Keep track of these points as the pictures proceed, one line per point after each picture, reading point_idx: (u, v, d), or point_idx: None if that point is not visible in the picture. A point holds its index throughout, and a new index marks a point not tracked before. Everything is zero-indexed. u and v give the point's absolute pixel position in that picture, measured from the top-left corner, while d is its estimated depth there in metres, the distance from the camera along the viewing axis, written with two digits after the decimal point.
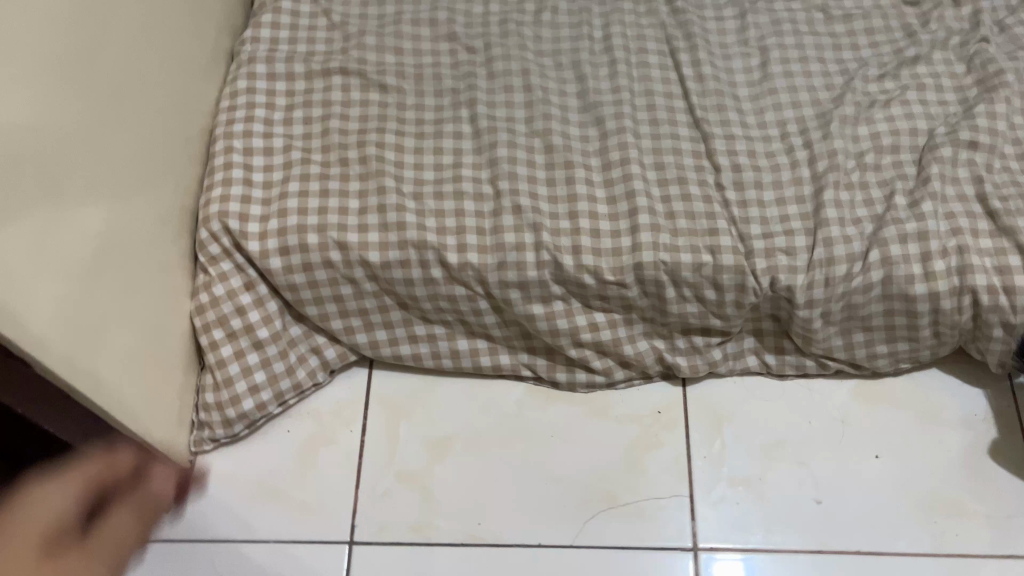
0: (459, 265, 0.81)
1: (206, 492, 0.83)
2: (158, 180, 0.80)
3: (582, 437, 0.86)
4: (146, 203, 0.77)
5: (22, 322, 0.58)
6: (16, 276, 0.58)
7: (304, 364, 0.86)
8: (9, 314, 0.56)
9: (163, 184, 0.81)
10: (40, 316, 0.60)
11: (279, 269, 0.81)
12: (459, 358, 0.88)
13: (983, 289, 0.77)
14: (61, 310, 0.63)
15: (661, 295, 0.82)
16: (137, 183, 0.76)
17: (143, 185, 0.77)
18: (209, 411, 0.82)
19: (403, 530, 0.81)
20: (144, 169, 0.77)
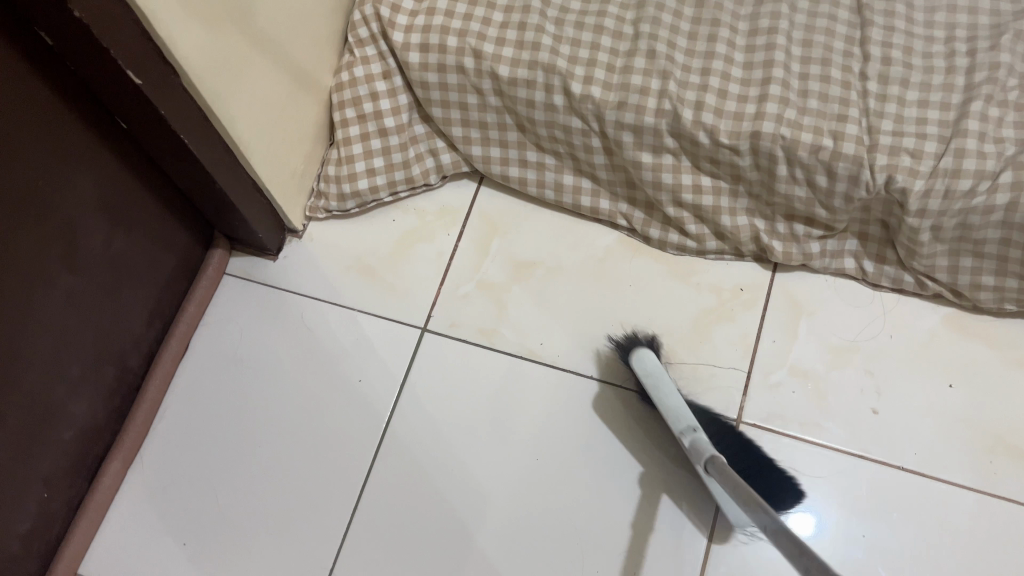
0: (581, 96, 0.83)
1: (312, 254, 0.93)
2: None
3: (658, 292, 0.88)
4: None
5: (191, 36, 0.66)
6: None
7: (420, 162, 0.93)
8: (181, 26, 0.64)
9: None
10: (207, 36, 0.68)
11: (416, 64, 0.87)
12: (561, 193, 0.91)
13: None
14: (224, 38, 0.71)
15: (772, 170, 0.80)
16: None
17: None
18: (328, 183, 0.92)
19: (471, 330, 0.89)
20: None
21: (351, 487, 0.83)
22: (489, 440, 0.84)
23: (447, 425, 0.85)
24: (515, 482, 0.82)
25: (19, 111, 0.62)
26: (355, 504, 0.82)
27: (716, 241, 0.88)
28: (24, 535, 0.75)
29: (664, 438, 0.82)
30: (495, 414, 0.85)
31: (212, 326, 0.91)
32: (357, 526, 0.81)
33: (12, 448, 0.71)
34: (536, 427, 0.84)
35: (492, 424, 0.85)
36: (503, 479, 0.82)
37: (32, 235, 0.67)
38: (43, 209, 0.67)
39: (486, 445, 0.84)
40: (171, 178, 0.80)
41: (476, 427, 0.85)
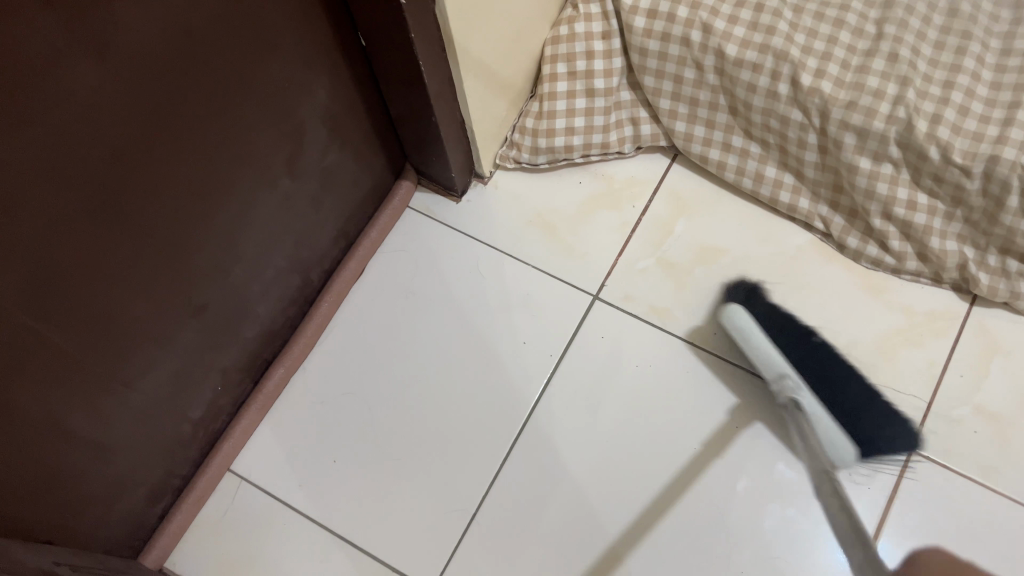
0: (810, 89, 0.79)
1: (496, 202, 0.94)
2: None
3: (845, 302, 0.86)
4: None
5: None
6: None
7: (619, 129, 0.92)
8: None
9: None
10: None
11: (640, 29, 0.84)
12: (760, 183, 0.89)
13: None
14: None
15: (1001, 199, 0.76)
16: None
17: None
18: (524, 134, 0.92)
19: (644, 306, 0.87)
20: None
21: (503, 438, 0.83)
22: (646, 418, 0.82)
23: (607, 396, 0.84)
24: (669, 465, 0.80)
25: (286, 18, 0.63)
26: (504, 455, 0.82)
27: (917, 262, 0.84)
28: (195, 420, 0.79)
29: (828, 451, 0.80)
30: (656, 394, 0.83)
31: (390, 255, 0.92)
32: (504, 478, 0.81)
33: (204, 335, 0.74)
34: (697, 415, 0.82)
35: (652, 404, 0.83)
36: (656, 458, 0.81)
37: (267, 137, 0.69)
38: (281, 114, 0.69)
39: (644, 424, 0.82)
40: (386, 103, 0.82)
41: (636, 402, 0.83)
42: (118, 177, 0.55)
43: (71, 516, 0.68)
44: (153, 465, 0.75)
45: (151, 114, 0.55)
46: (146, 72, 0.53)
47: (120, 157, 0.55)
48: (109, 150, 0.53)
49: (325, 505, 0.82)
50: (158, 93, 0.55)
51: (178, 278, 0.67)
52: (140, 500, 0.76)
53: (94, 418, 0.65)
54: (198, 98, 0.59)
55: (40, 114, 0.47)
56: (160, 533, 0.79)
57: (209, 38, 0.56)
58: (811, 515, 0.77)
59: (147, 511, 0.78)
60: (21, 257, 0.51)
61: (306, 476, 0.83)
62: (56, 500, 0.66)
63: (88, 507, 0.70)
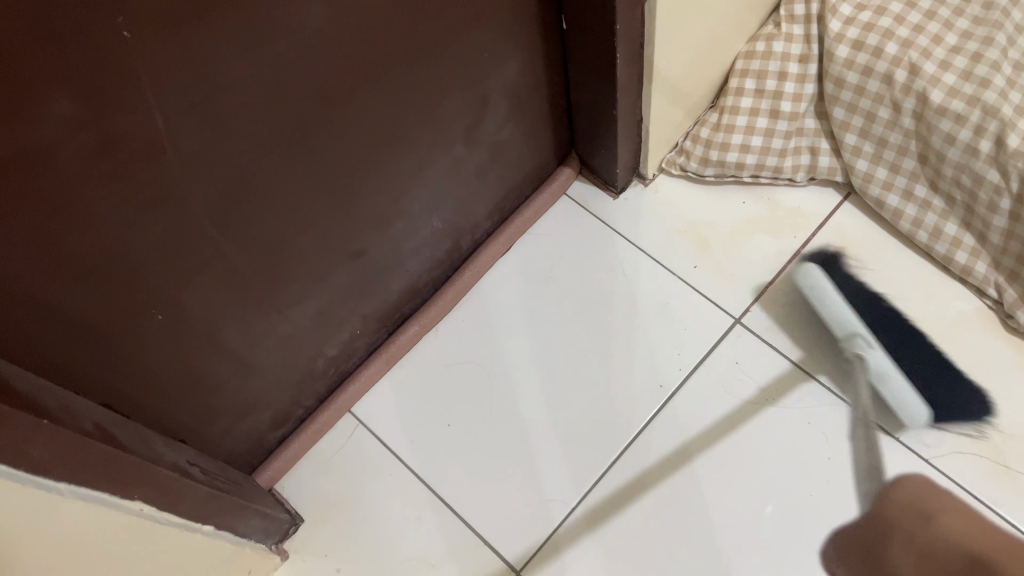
0: (1015, 151, 0.74)
1: (651, 206, 0.93)
2: None
3: (1002, 382, 0.80)
4: None
5: None
6: None
7: (795, 155, 0.89)
8: None
9: None
10: None
11: (841, 58, 0.82)
12: (935, 239, 0.84)
13: None
14: None
15: None
16: None
17: None
18: (696, 143, 0.91)
19: (785, 341, 0.85)
20: None
21: (614, 441, 0.82)
22: (765, 453, 0.80)
23: (729, 420, 0.82)
24: (779, 505, 0.77)
25: None
26: (613, 458, 0.81)
27: None
28: (330, 357, 0.82)
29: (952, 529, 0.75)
30: (781, 431, 0.80)
31: (536, 238, 0.93)
32: (608, 480, 0.80)
33: (357, 279, 0.77)
34: (820, 465, 0.79)
35: (774, 440, 0.80)
36: (767, 495, 0.78)
37: (456, 101, 0.71)
38: (472, 82, 0.70)
39: (762, 458, 0.80)
40: (570, 89, 0.82)
41: (757, 435, 0.81)
42: (320, 114, 0.58)
43: (205, 422, 0.72)
44: (283, 391, 0.79)
45: (362, 59, 0.58)
46: (367, 17, 0.55)
47: (326, 95, 0.57)
48: (318, 87, 0.56)
49: (428, 464, 0.83)
50: (368, 41, 0.57)
51: (346, 217, 0.69)
52: (266, 421, 0.80)
53: (247, 335, 0.69)
54: (405, 53, 0.61)
55: (271, 40, 0.49)
56: (276, 456, 0.83)
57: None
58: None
59: (269, 433, 0.81)
60: (223, 171, 0.54)
61: (417, 433, 0.85)
62: (199, 404, 0.69)
63: (223, 416, 0.74)
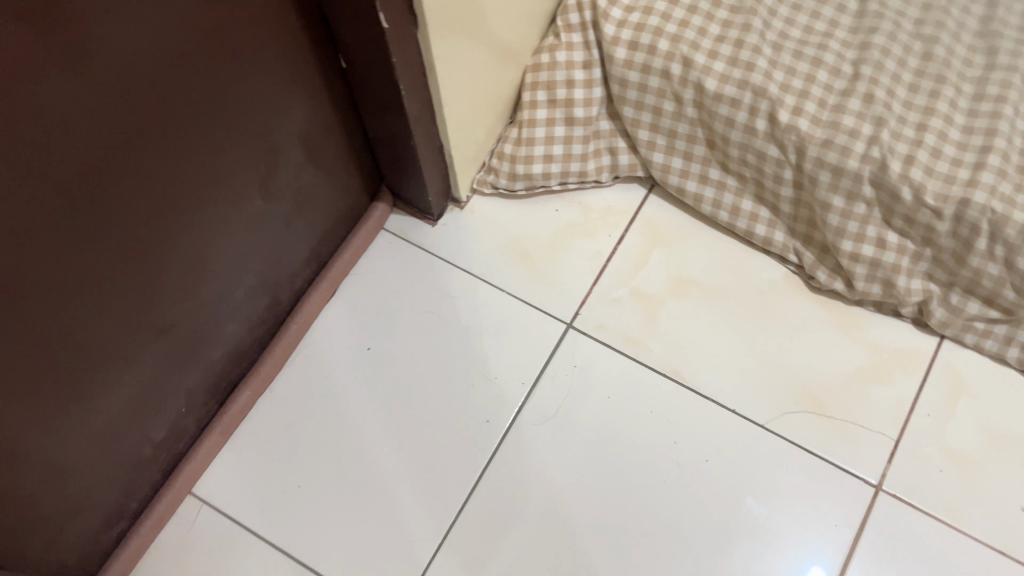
0: (788, 125, 0.80)
1: (468, 226, 0.93)
2: None
3: (814, 338, 0.86)
4: None
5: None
6: None
7: (597, 158, 0.92)
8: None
9: None
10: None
11: (621, 60, 0.85)
12: (736, 217, 0.89)
13: None
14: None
15: (970, 241, 0.77)
16: None
17: None
18: (502, 159, 0.91)
19: (617, 337, 0.87)
20: None
21: (472, 463, 0.82)
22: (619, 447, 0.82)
23: (578, 425, 0.83)
24: (642, 494, 0.80)
25: (262, 40, 0.62)
26: (472, 483, 0.81)
27: (880, 292, 0.84)
28: (157, 442, 0.77)
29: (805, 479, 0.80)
30: (628, 424, 0.83)
31: (360, 277, 0.91)
32: (471, 505, 0.80)
33: (171, 355, 0.72)
34: (671, 448, 0.81)
35: (624, 433, 0.82)
36: (629, 488, 0.80)
37: (243, 157, 0.68)
38: (258, 136, 0.68)
39: (616, 454, 0.82)
40: (364, 125, 0.81)
41: (606, 433, 0.82)
42: (89, 196, 0.54)
43: (21, 543, 0.66)
44: (110, 488, 0.73)
45: (128, 133, 0.54)
46: (125, 90, 0.52)
47: (93, 178, 0.53)
48: (78, 172, 0.52)
49: (284, 530, 0.80)
50: (128, 116, 0.53)
51: (143, 297, 0.65)
52: (96, 523, 0.74)
53: (56, 440, 0.64)
54: (177, 118, 0.58)
55: (13, 136, 0.46)
56: (115, 556, 0.77)
57: (182, 61, 0.55)
58: (782, 555, 0.77)
59: (103, 535, 0.75)
60: None
61: (270, 502, 0.81)
62: (12, 526, 0.63)
63: (44, 530, 0.67)
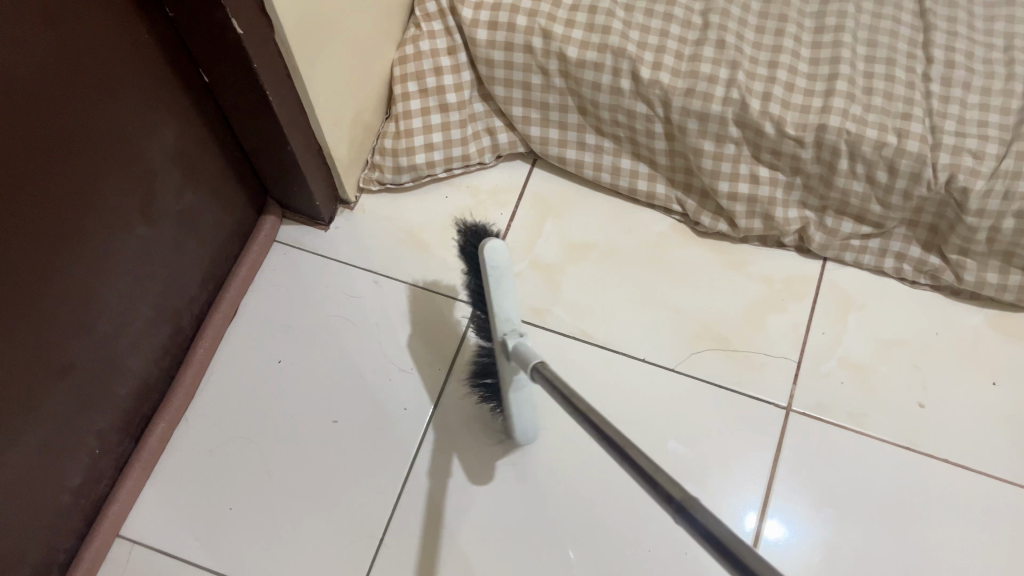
0: (650, 81, 0.84)
1: (361, 226, 0.93)
2: None
3: (709, 280, 0.90)
4: None
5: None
6: None
7: (477, 140, 0.93)
8: None
9: None
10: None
11: (483, 41, 0.87)
12: (618, 176, 0.92)
13: None
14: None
15: (833, 163, 0.82)
16: None
17: None
18: (384, 155, 0.91)
19: (524, 309, 0.89)
20: None
21: (402, 455, 0.82)
22: (545, 417, 0.84)
23: (501, 401, 0.84)
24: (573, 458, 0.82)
25: (117, 63, 0.61)
26: (404, 475, 0.81)
27: (761, 226, 0.88)
28: (75, 488, 0.74)
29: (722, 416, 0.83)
30: (549, 393, 0.85)
31: (261, 293, 0.90)
32: (406, 498, 0.80)
33: (74, 397, 0.70)
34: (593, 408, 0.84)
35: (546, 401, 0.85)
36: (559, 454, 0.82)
37: (118, 183, 0.66)
38: (130, 161, 0.67)
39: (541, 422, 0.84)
40: (239, 139, 0.80)
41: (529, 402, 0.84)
42: None
43: None
44: (31, 544, 0.71)
45: None
46: None
47: None
48: None
49: (222, 556, 0.78)
50: None
51: (35, 340, 0.63)
52: None
53: None
54: (42, 149, 0.56)
55: None
56: None
57: (35, 93, 0.54)
58: (716, 491, 0.80)
59: None
60: None
61: (203, 531, 0.79)
62: None
63: None
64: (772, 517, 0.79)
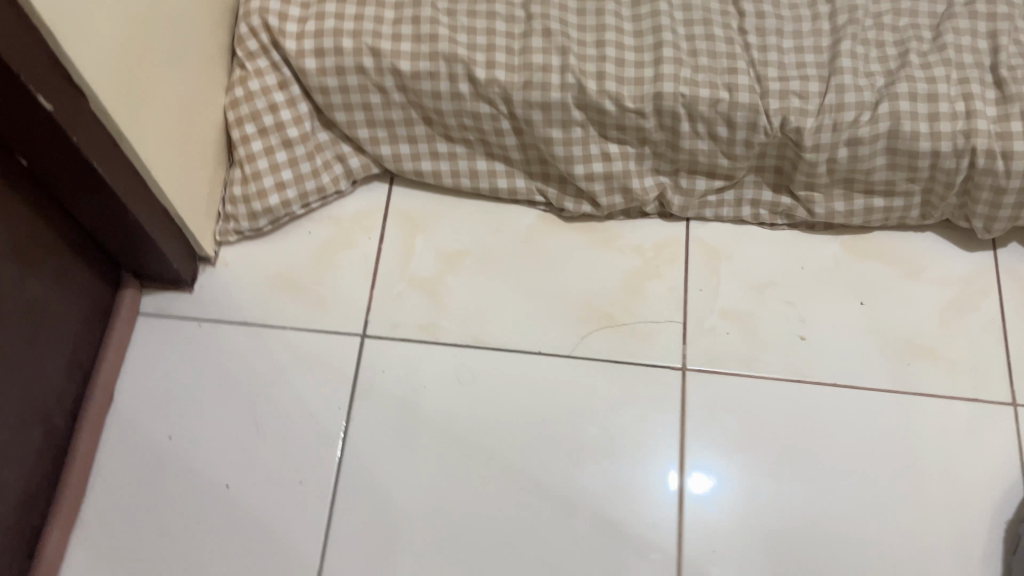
0: (486, 81, 0.84)
1: (227, 279, 0.89)
2: None
3: (584, 261, 0.91)
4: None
5: (80, 62, 0.59)
6: (78, 13, 0.58)
7: (328, 169, 0.91)
8: (69, 48, 0.58)
9: None
10: (91, 62, 0.61)
11: (313, 70, 0.85)
12: (477, 179, 0.92)
13: (948, 154, 0.82)
14: (114, 57, 0.64)
15: (676, 128, 0.85)
16: None
17: None
18: (236, 204, 0.89)
19: (412, 329, 0.88)
20: None
21: (320, 502, 0.80)
22: (464, 458, 0.82)
23: (418, 464, 0.82)
24: (510, 506, 0.81)
25: None
26: (326, 522, 0.79)
27: (623, 200, 0.90)
28: None
29: (627, 399, 0.85)
30: (465, 432, 0.83)
31: (137, 370, 0.85)
32: (333, 543, 0.79)
33: None
34: (512, 449, 0.83)
35: (463, 450, 0.83)
36: (489, 498, 0.81)
37: None
38: None
39: (464, 479, 0.82)
40: (77, 218, 0.75)
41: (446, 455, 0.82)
42: None
43: None
44: None
45: None
46: None
47: None
48: None
49: None
50: None
51: None
52: None
53: None
54: None
55: None
56: None
57: None
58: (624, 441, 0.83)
59: None
60: None
61: None
62: None
63: None
64: (699, 471, 0.82)
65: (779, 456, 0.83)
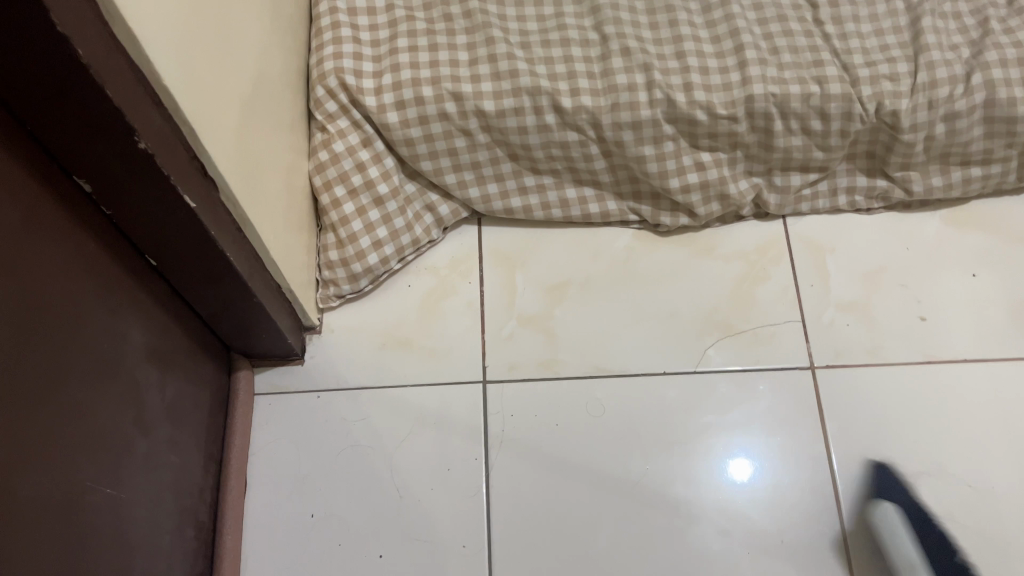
0: (573, 109, 0.83)
1: (334, 345, 0.88)
2: (286, 35, 0.82)
3: (688, 273, 0.90)
4: (282, 56, 0.80)
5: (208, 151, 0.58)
6: (202, 102, 0.57)
7: (420, 220, 0.90)
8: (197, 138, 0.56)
9: (289, 40, 0.83)
10: (217, 150, 0.59)
11: (396, 123, 0.84)
12: (568, 207, 0.91)
13: None
14: (230, 142, 0.63)
15: (769, 129, 0.84)
16: (275, 34, 0.78)
17: (278, 37, 0.79)
18: (335, 268, 0.87)
19: (532, 367, 0.86)
20: (278, 20, 0.79)
21: (476, 558, 0.78)
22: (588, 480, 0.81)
23: (565, 503, 0.81)
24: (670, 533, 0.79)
25: (65, 280, 0.54)
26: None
27: (719, 206, 0.89)
28: None
29: (724, 422, 0.83)
30: (583, 452, 0.82)
31: (265, 451, 0.83)
32: None
33: None
34: (653, 476, 0.81)
35: (588, 494, 0.81)
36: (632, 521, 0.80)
37: (107, 405, 0.60)
38: (108, 377, 0.60)
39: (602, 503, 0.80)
40: (196, 308, 0.73)
41: (580, 495, 0.81)
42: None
43: None
44: None
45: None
46: None
47: None
48: None
49: None
50: None
51: None
52: None
53: None
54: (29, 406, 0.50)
55: None
56: None
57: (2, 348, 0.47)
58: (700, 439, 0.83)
59: None
60: None
61: None
62: None
63: None
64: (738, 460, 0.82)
65: (929, 441, 0.82)
